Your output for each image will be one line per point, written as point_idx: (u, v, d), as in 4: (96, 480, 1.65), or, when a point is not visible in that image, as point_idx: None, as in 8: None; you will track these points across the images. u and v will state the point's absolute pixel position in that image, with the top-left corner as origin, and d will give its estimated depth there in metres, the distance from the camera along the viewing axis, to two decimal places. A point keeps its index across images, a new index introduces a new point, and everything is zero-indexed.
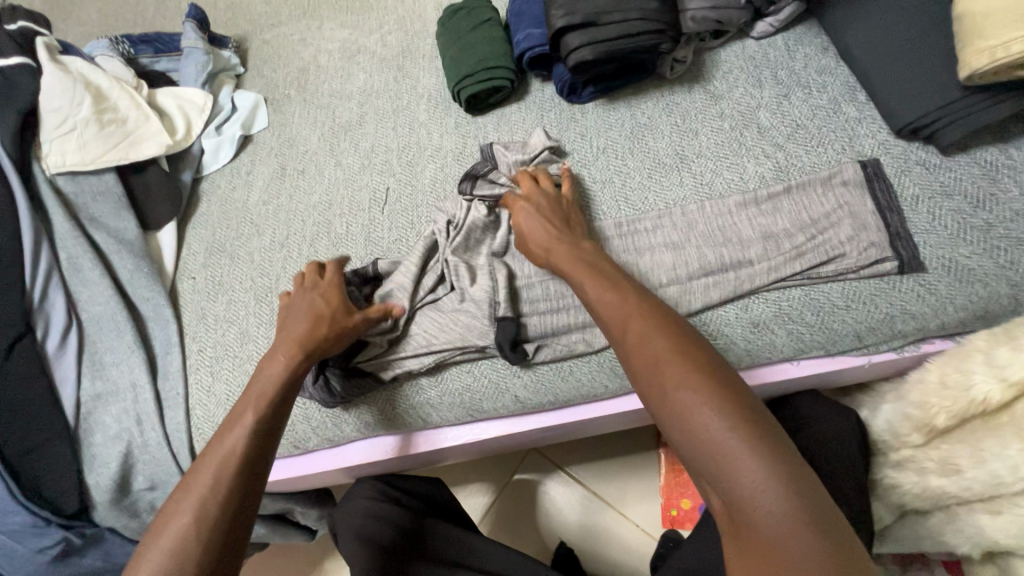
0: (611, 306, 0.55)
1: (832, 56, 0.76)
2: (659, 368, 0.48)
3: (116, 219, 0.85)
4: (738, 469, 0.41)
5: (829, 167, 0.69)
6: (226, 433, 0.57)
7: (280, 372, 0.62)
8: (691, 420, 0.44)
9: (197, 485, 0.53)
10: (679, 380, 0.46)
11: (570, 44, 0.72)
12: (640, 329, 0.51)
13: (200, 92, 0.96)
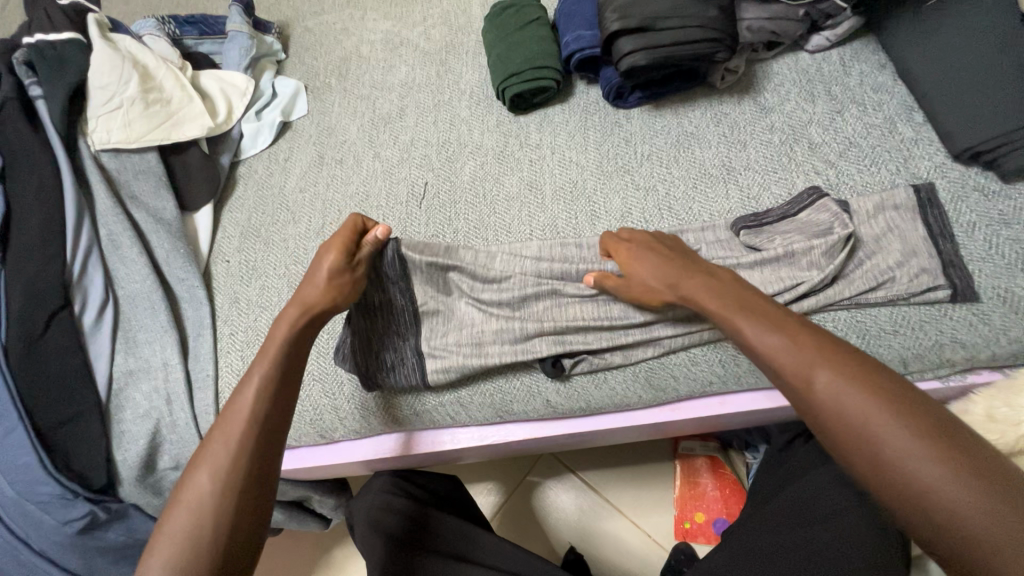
0: (783, 356, 0.49)
1: (889, 74, 0.74)
2: (865, 422, 0.44)
3: (156, 198, 0.85)
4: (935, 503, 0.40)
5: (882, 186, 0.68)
6: (233, 413, 0.55)
7: (287, 331, 0.60)
8: (886, 460, 0.42)
9: (202, 477, 0.52)
10: (894, 432, 0.43)
11: (623, 48, 0.71)
12: (826, 369, 0.47)
13: (242, 76, 0.97)
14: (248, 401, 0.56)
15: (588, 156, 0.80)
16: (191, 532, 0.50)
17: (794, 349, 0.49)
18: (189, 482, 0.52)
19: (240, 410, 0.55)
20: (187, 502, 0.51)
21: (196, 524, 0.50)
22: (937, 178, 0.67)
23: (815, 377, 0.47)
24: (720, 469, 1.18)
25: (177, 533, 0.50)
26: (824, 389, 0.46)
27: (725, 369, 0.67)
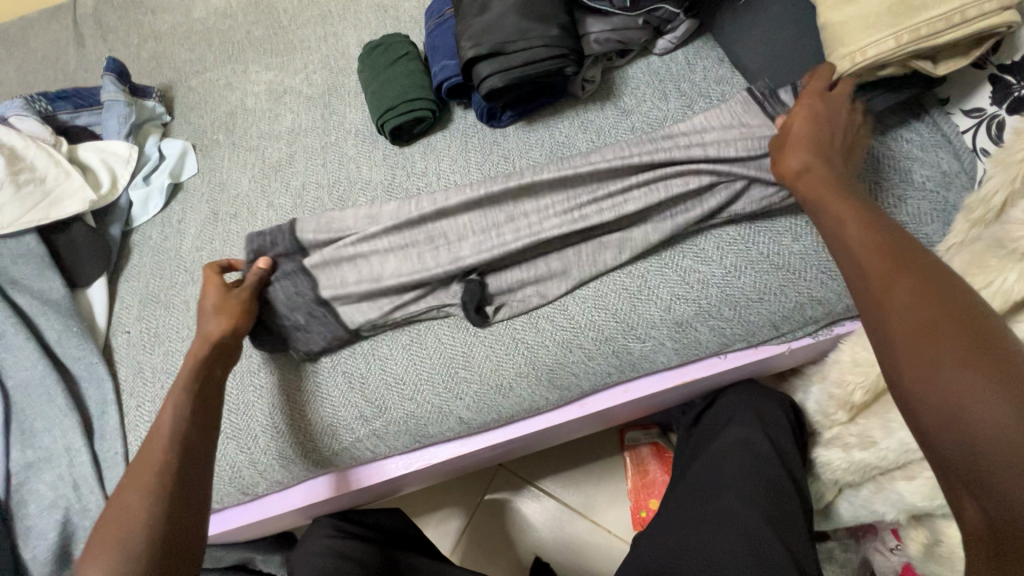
0: (854, 236, 0.49)
1: (728, 66, 0.82)
2: (931, 367, 0.39)
3: (39, 280, 0.83)
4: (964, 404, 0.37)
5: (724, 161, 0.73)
6: (150, 441, 0.58)
7: (193, 360, 0.65)
8: (916, 348, 0.40)
9: (124, 498, 0.53)
10: (944, 356, 0.39)
11: (481, 73, 0.75)
12: (905, 260, 0.44)
13: (123, 143, 0.95)
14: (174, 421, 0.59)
15: (473, 176, 0.84)
16: (127, 542, 0.50)
17: (873, 242, 0.47)
18: (116, 502, 0.53)
19: (159, 437, 0.58)
20: (113, 516, 0.52)
21: (119, 543, 0.50)
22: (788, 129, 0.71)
23: (884, 259, 0.45)
24: (665, 453, 1.22)
25: (106, 546, 0.50)
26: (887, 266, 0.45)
27: (620, 358, 0.70)
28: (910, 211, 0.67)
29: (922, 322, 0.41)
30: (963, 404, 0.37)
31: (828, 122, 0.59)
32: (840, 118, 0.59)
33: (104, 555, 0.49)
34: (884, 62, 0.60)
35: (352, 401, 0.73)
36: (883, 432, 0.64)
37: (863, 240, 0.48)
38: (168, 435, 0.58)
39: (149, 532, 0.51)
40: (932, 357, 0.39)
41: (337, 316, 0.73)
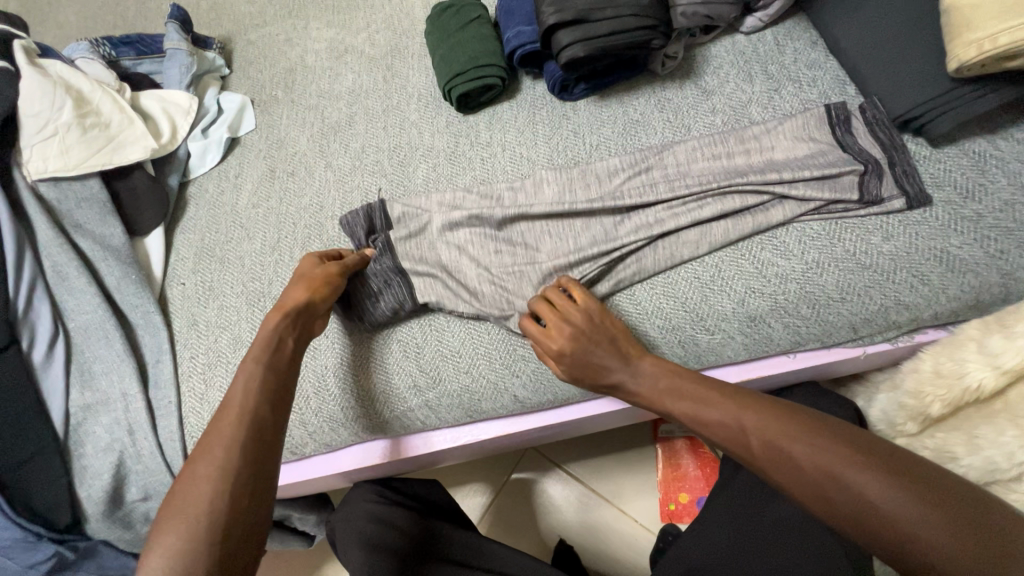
0: (685, 384, 0.59)
1: (821, 50, 0.77)
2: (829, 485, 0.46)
3: (101, 225, 0.83)
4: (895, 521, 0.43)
5: (805, 154, 0.70)
6: (228, 404, 0.56)
7: (271, 328, 0.63)
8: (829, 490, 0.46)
9: (200, 468, 0.52)
10: (832, 463, 0.47)
11: (561, 41, 0.72)
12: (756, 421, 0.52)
13: (184, 94, 0.94)
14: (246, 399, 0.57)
15: (539, 151, 0.81)
16: (191, 525, 0.49)
17: (731, 413, 0.54)
18: (191, 467, 0.52)
19: (239, 401, 0.57)
20: (179, 491, 0.51)
21: (200, 514, 0.50)
22: (883, 122, 0.68)
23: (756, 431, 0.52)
24: (699, 449, 1.20)
25: (172, 526, 0.49)
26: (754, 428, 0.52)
27: (685, 349, 0.68)
28: (1018, 218, 0.62)
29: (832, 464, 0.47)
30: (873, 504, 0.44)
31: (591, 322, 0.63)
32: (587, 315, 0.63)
33: (170, 535, 0.49)
34: (1014, 52, 0.55)
35: (406, 370, 0.73)
36: (966, 448, 0.62)
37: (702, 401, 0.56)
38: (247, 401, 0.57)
39: (228, 502, 0.51)
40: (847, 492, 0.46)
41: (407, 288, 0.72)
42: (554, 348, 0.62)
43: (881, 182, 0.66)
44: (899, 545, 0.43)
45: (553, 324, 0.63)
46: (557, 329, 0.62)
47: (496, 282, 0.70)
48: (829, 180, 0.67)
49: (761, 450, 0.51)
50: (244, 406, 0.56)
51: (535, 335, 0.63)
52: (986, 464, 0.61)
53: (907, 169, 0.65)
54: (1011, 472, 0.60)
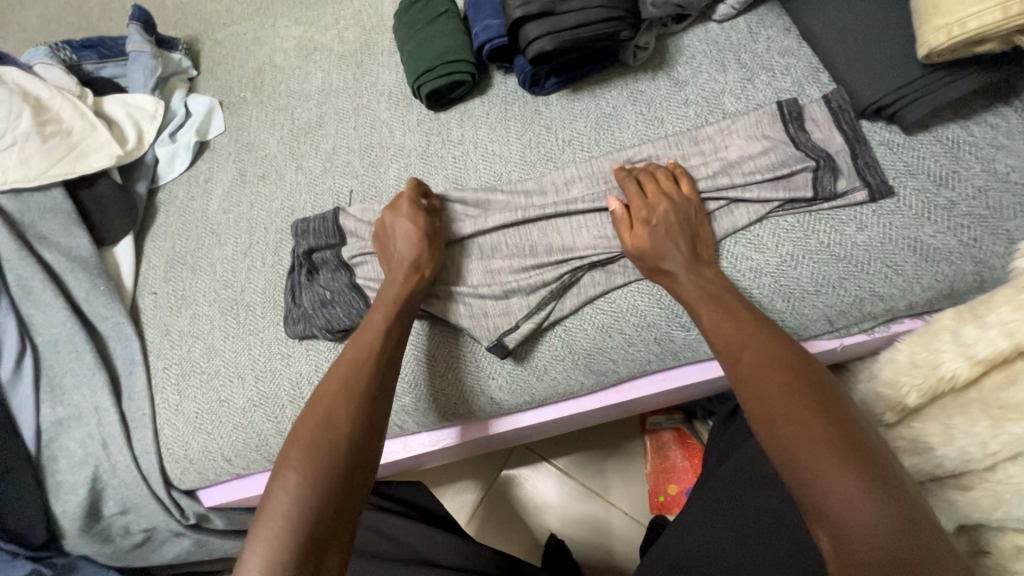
0: (714, 321, 0.59)
1: (794, 37, 0.75)
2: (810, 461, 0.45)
3: (68, 236, 0.81)
4: (842, 508, 0.42)
5: (761, 148, 0.69)
6: (340, 366, 0.60)
7: (395, 296, 0.65)
8: (806, 467, 0.45)
9: (314, 426, 0.56)
10: (819, 445, 0.46)
11: (528, 35, 0.70)
12: (777, 381, 0.51)
13: (149, 99, 0.92)
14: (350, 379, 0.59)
15: (511, 148, 0.79)
16: (294, 505, 0.50)
17: (761, 362, 0.53)
18: (307, 417, 0.57)
19: (354, 364, 0.60)
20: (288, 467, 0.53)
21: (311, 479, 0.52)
22: (847, 111, 0.68)
23: (765, 391, 0.51)
24: (687, 440, 1.20)
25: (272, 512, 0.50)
26: (764, 386, 0.51)
27: (662, 346, 0.68)
28: (991, 204, 0.62)
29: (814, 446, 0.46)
30: (833, 494, 0.43)
31: (683, 209, 0.65)
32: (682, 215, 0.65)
33: (283, 493, 0.51)
34: (984, 36, 0.54)
35: None
36: (940, 439, 0.60)
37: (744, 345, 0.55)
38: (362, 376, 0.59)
39: (334, 467, 0.53)
40: (818, 472, 0.44)
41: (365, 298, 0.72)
42: (640, 212, 0.65)
43: (838, 176, 0.65)
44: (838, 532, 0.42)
45: (651, 188, 0.66)
46: (653, 197, 0.65)
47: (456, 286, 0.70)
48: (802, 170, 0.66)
49: (758, 404, 0.51)
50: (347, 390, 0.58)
51: (630, 189, 0.67)
52: (958, 456, 0.58)
53: (871, 158, 0.65)
54: (985, 463, 0.57)
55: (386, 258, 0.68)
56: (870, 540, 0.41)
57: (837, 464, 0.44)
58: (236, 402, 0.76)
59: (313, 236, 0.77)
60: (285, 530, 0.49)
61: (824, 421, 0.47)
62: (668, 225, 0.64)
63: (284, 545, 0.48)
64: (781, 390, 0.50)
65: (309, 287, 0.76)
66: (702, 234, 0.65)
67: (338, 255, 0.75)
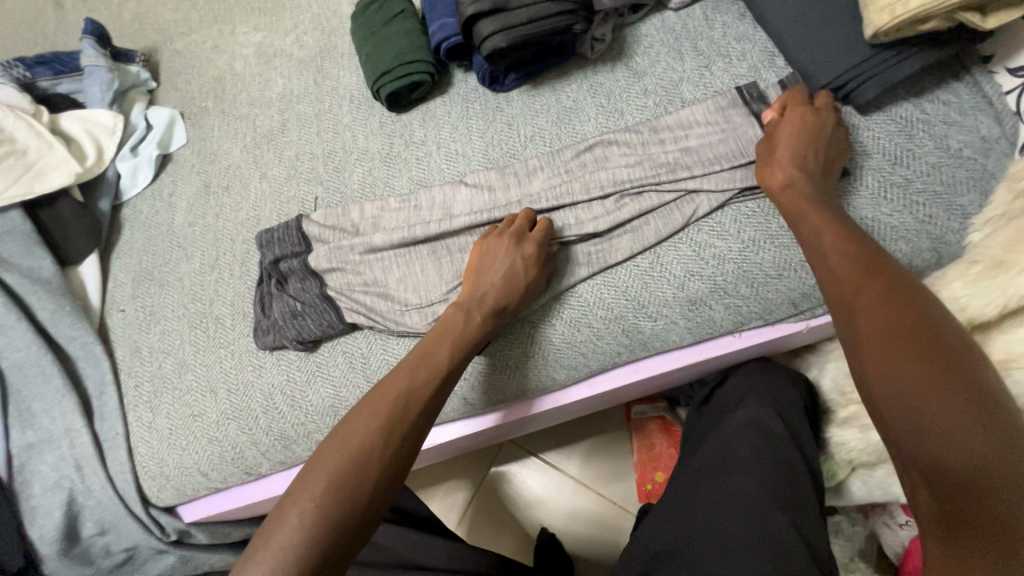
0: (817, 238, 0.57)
1: (749, 22, 0.75)
2: (906, 397, 0.43)
3: (29, 257, 0.80)
4: (937, 436, 0.41)
5: (718, 135, 0.69)
6: (396, 371, 0.61)
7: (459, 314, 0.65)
8: (896, 390, 0.44)
9: (361, 421, 0.56)
10: (912, 381, 0.44)
11: (481, 32, 0.70)
12: (870, 303, 0.49)
13: (107, 112, 0.90)
14: (448, 358, 0.62)
15: (475, 147, 0.79)
16: (326, 493, 0.51)
17: (868, 297, 0.50)
18: (355, 412, 0.57)
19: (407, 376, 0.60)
20: (355, 423, 0.56)
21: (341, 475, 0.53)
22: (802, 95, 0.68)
23: (869, 315, 0.49)
24: (672, 428, 1.20)
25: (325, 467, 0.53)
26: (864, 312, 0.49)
27: (630, 337, 0.68)
28: (945, 180, 0.62)
29: (917, 383, 0.43)
30: (933, 426, 0.41)
31: (808, 155, 0.62)
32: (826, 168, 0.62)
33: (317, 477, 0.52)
34: (926, 15, 0.54)
35: (354, 382, 0.72)
36: None
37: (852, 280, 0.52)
38: (414, 388, 0.59)
39: (363, 470, 0.53)
40: (912, 395, 0.43)
41: (334, 306, 0.72)
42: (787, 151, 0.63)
43: None
44: (934, 462, 0.41)
45: (793, 125, 0.64)
46: (788, 135, 0.64)
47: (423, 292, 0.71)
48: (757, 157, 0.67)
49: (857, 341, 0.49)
50: (444, 362, 0.62)
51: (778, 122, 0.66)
52: None
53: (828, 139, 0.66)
54: None
55: (478, 275, 0.67)
56: (950, 457, 0.40)
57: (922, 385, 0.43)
58: (210, 416, 0.75)
59: (279, 247, 0.76)
60: (322, 497, 0.51)
61: (923, 346, 0.45)
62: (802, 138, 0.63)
63: (321, 512, 0.50)
64: (883, 314, 0.48)
65: (278, 297, 0.75)
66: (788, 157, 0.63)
67: (305, 263, 0.74)
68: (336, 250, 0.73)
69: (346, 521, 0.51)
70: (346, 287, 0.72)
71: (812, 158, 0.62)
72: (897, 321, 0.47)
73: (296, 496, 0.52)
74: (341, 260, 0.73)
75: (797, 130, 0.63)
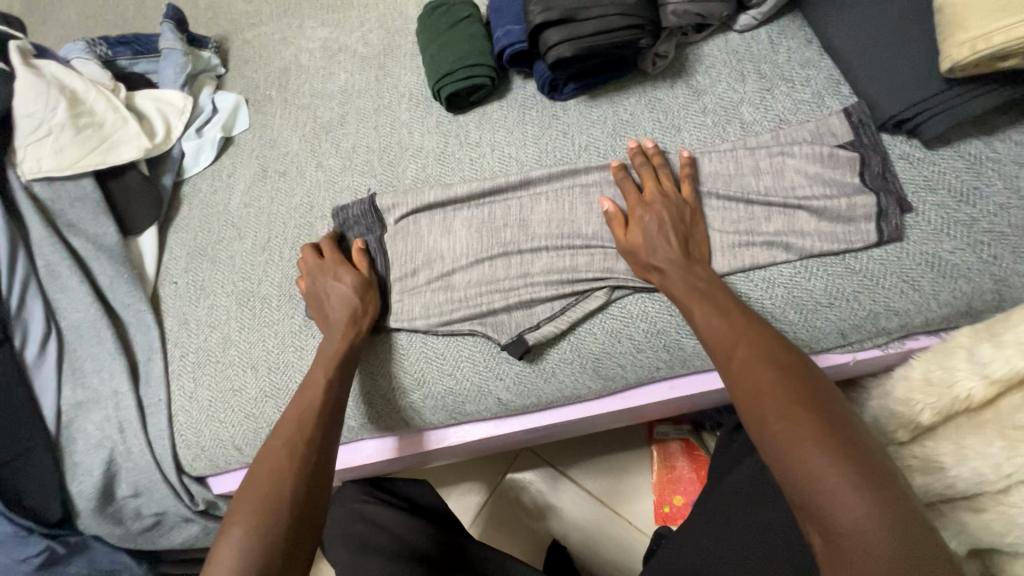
0: (717, 333, 0.57)
1: (816, 48, 0.75)
2: (800, 449, 0.45)
3: (94, 224, 0.83)
4: (836, 496, 0.42)
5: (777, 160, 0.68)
6: (303, 395, 0.64)
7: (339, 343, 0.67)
8: (814, 488, 0.44)
9: (277, 446, 0.59)
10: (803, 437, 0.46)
11: (548, 41, 0.71)
12: (781, 411, 0.48)
13: (178, 94, 0.95)
14: (324, 377, 0.65)
15: (529, 150, 0.80)
16: (259, 520, 0.53)
17: (751, 358, 0.53)
18: (272, 437, 0.61)
19: (309, 399, 0.63)
20: (263, 469, 0.58)
21: (271, 497, 0.55)
22: (867, 124, 0.67)
23: (785, 421, 0.47)
24: (695, 451, 1.19)
25: (248, 502, 0.55)
26: (763, 386, 0.50)
27: (670, 353, 0.68)
28: (1013, 222, 0.61)
29: (797, 439, 0.46)
30: (818, 480, 0.43)
31: (671, 214, 0.65)
32: (682, 228, 0.65)
33: (246, 504, 0.55)
34: (1007, 52, 0.53)
35: (391, 371, 0.72)
36: (954, 459, 0.59)
37: (739, 343, 0.55)
38: (319, 405, 0.63)
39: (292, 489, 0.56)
40: (829, 491, 0.43)
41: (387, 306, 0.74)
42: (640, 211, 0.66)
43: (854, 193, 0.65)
44: (836, 524, 0.42)
45: (655, 191, 0.67)
46: (653, 199, 0.67)
47: (472, 286, 0.72)
48: (817, 181, 0.67)
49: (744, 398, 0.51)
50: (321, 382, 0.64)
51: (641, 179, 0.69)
52: (973, 476, 0.57)
53: (887, 171, 0.65)
54: (998, 484, 0.58)
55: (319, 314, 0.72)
56: (872, 550, 0.40)
57: (841, 480, 0.43)
58: (249, 392, 0.77)
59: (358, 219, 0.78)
60: (253, 527, 0.53)
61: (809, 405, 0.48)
62: (655, 224, 0.65)
63: (251, 535, 0.52)
64: (799, 415, 0.47)
65: None
66: (697, 235, 0.66)
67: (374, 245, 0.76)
68: (414, 237, 0.75)
69: (275, 542, 0.52)
70: (408, 278, 0.74)
71: (676, 216, 0.65)
72: (781, 380, 0.50)
73: (234, 522, 0.54)
74: (414, 245, 0.75)
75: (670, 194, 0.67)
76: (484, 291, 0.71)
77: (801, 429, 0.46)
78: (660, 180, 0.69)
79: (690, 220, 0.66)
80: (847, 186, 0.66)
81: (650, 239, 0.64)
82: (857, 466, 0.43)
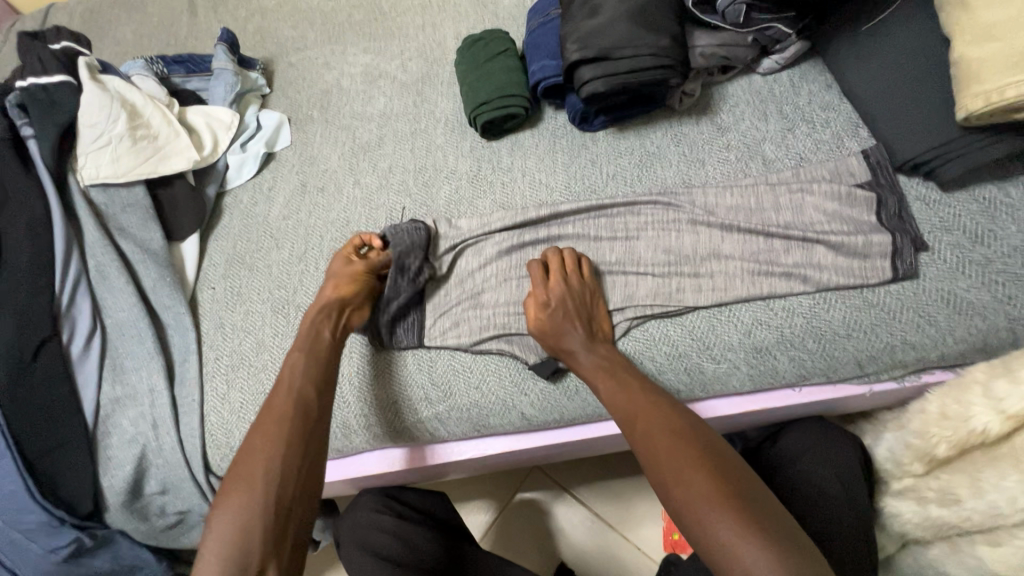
0: (619, 406, 0.61)
1: (835, 93, 0.79)
2: (700, 513, 0.50)
3: (143, 229, 0.88)
4: (733, 553, 0.47)
5: (797, 197, 0.72)
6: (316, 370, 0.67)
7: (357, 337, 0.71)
8: (722, 549, 0.47)
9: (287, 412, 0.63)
10: (705, 499, 0.50)
11: (583, 76, 0.76)
12: (680, 475, 0.53)
13: (228, 111, 1.00)
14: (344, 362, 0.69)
15: (559, 177, 0.84)
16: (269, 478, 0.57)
17: (653, 427, 0.58)
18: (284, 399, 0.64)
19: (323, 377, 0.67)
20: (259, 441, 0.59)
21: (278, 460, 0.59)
22: (886, 166, 0.71)
23: (685, 481, 0.52)
24: None
25: (244, 480, 0.56)
26: (664, 454, 0.55)
27: (691, 377, 0.69)
28: None
29: (699, 501, 0.50)
30: (717, 540, 0.48)
31: (580, 301, 0.69)
32: (585, 312, 0.69)
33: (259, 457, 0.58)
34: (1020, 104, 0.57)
35: (419, 383, 0.74)
36: (971, 492, 0.63)
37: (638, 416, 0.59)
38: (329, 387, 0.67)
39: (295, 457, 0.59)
40: (727, 542, 0.47)
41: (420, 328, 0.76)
42: (543, 299, 0.70)
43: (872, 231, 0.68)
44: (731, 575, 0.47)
45: (552, 280, 0.71)
46: (553, 287, 0.70)
47: (500, 305, 0.75)
48: (836, 218, 0.70)
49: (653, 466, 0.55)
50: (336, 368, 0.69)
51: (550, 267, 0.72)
52: None
53: (904, 212, 0.68)
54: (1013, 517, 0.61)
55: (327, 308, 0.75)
56: None
57: (734, 535, 0.47)
58: None
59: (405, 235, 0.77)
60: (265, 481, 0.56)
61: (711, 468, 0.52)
62: (565, 310, 0.68)
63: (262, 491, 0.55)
64: (693, 474, 0.52)
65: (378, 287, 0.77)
66: (600, 315, 0.71)
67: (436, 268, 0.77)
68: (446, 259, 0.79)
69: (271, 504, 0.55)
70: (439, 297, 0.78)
71: (582, 303, 0.69)
72: (677, 447, 0.55)
73: (245, 472, 0.57)
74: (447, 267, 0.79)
75: (567, 281, 0.70)
76: (510, 311, 0.75)
77: (698, 491, 0.51)
78: (564, 267, 0.72)
79: (586, 305, 0.70)
80: (865, 225, 0.69)
81: (565, 326, 0.67)
82: (755, 523, 0.48)
